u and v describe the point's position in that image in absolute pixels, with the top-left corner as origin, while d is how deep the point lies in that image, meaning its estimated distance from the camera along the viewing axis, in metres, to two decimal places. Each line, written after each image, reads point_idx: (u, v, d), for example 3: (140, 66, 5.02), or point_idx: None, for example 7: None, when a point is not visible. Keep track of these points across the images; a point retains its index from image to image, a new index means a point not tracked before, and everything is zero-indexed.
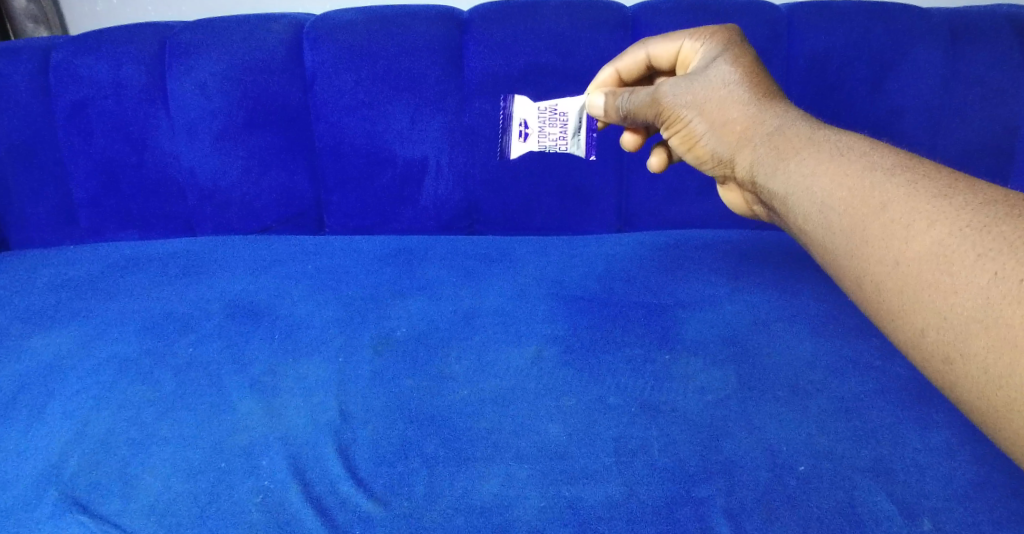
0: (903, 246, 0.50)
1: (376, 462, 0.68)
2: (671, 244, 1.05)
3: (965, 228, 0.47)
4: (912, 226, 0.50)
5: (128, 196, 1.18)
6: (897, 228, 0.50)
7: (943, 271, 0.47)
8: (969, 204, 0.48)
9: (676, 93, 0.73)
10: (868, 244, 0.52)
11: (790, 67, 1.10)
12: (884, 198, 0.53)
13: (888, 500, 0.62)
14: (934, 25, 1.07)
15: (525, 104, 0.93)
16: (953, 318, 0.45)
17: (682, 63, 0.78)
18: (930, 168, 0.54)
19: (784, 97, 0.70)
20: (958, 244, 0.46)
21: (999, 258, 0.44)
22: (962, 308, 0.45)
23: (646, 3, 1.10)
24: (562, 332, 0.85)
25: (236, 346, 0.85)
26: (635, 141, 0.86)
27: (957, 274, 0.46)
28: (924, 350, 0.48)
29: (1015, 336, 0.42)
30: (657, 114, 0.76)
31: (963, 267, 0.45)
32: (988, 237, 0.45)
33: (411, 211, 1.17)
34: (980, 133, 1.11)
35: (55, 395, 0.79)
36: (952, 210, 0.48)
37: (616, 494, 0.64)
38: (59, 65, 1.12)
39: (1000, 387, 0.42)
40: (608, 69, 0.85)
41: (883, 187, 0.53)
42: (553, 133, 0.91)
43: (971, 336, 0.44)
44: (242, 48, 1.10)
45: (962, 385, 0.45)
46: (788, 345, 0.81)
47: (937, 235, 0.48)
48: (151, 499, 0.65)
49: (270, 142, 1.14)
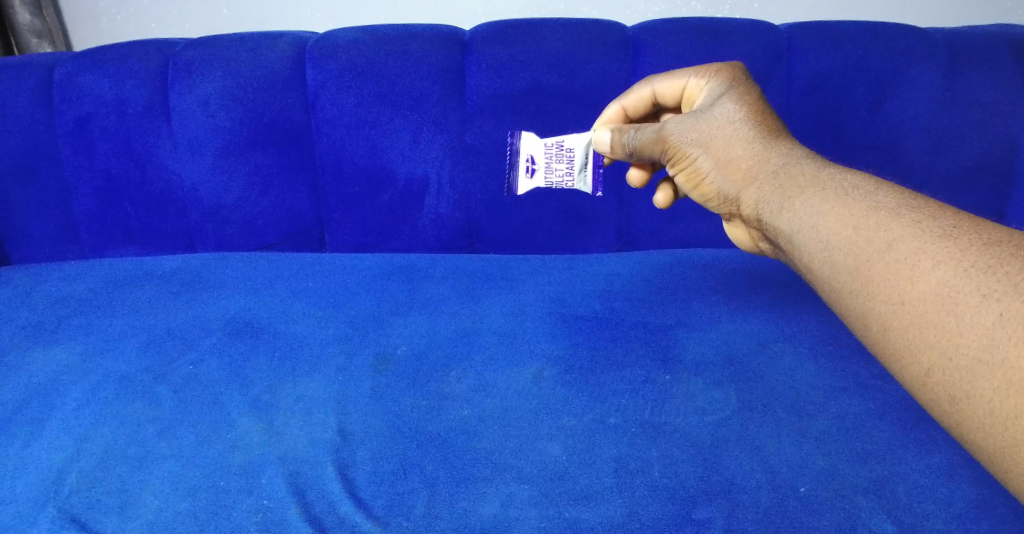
0: (907, 285, 0.51)
1: (375, 481, 0.68)
2: (671, 263, 1.05)
3: (969, 269, 0.48)
4: (916, 266, 0.51)
5: (129, 213, 1.18)
6: (903, 269, 0.52)
7: (948, 312, 0.48)
8: (973, 245, 0.50)
9: (681, 130, 0.73)
10: (873, 285, 0.53)
11: (789, 89, 1.11)
12: (889, 238, 0.54)
13: (888, 522, 0.62)
14: (932, 48, 1.08)
15: (531, 140, 0.93)
16: (959, 358, 0.47)
17: (688, 100, 0.79)
18: (933, 209, 0.55)
19: (789, 134, 0.72)
20: (963, 285, 0.48)
21: (1003, 299, 0.45)
22: (967, 349, 0.46)
23: (646, 25, 1.11)
24: (562, 352, 0.85)
25: (236, 364, 0.84)
26: (641, 177, 0.87)
27: (962, 315, 0.47)
28: (930, 389, 0.49)
29: (1019, 377, 0.43)
30: (663, 151, 0.76)
31: (968, 307, 0.47)
32: (992, 278, 0.47)
33: (412, 230, 1.18)
34: (978, 154, 1.11)
35: (54, 412, 0.78)
36: (957, 251, 0.50)
37: (616, 516, 0.64)
38: (63, 81, 1.12)
39: (1007, 428, 0.44)
40: (613, 105, 0.86)
41: (888, 227, 0.55)
42: (559, 170, 0.92)
43: (978, 377, 0.45)
44: (244, 67, 1.10)
45: (968, 425, 0.46)
46: (788, 366, 0.81)
47: (941, 276, 0.49)
48: (149, 518, 0.65)
49: (272, 159, 1.14)
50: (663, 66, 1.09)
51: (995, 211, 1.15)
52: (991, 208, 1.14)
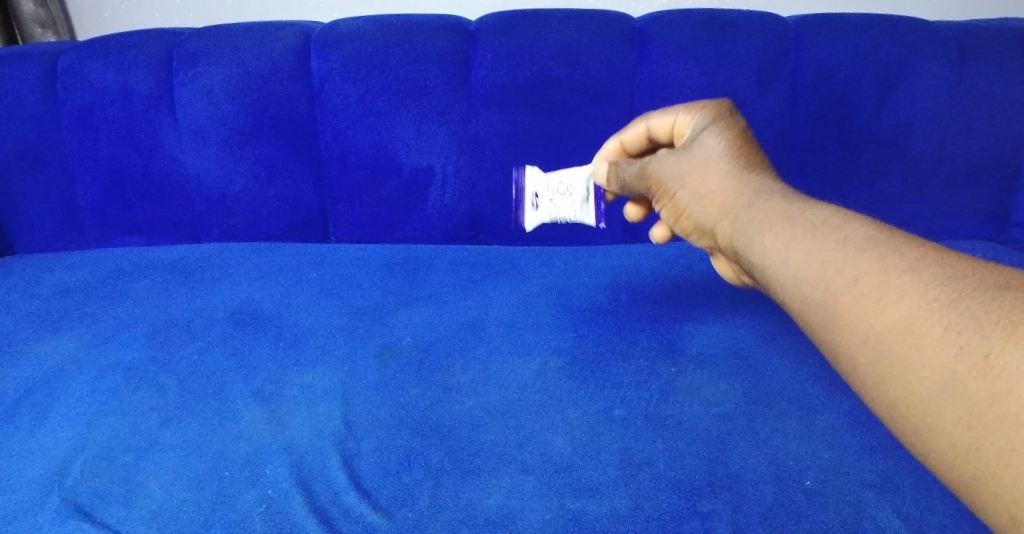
0: (872, 318, 0.48)
1: (379, 472, 0.68)
2: (676, 255, 1.04)
3: (932, 299, 0.46)
4: (878, 296, 0.49)
5: (134, 202, 1.18)
6: (865, 302, 0.50)
7: (913, 347, 0.45)
8: (937, 273, 0.47)
9: (659, 164, 0.72)
10: (832, 319, 0.50)
11: (797, 81, 1.10)
12: (852, 270, 0.50)
13: (894, 517, 0.62)
14: (941, 41, 1.08)
15: (534, 176, 0.94)
16: (921, 393, 0.44)
17: (676, 134, 0.78)
18: (899, 240, 0.51)
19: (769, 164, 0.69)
20: (924, 316, 0.46)
21: (963, 330, 0.43)
22: (929, 385, 0.44)
23: (653, 16, 1.10)
24: (567, 344, 0.85)
25: (240, 354, 0.84)
26: (640, 213, 0.86)
27: (922, 345, 0.45)
28: (895, 424, 0.47)
29: (981, 411, 0.41)
30: (645, 185, 0.75)
31: (930, 339, 0.44)
32: (957, 308, 0.44)
33: (416, 221, 1.17)
34: (985, 148, 1.11)
35: (58, 401, 0.78)
36: (918, 280, 0.48)
37: (621, 508, 0.63)
38: (66, 70, 1.12)
39: (968, 463, 0.41)
40: (614, 141, 0.86)
41: (849, 256, 0.52)
42: (561, 202, 0.93)
43: (940, 411, 0.43)
44: (247, 57, 1.10)
45: (933, 461, 0.44)
46: (795, 360, 0.81)
47: (904, 308, 0.47)
48: (153, 507, 0.65)
49: (276, 149, 1.14)
50: (669, 58, 1.08)
51: (1001, 207, 1.14)
52: (998, 202, 1.14)
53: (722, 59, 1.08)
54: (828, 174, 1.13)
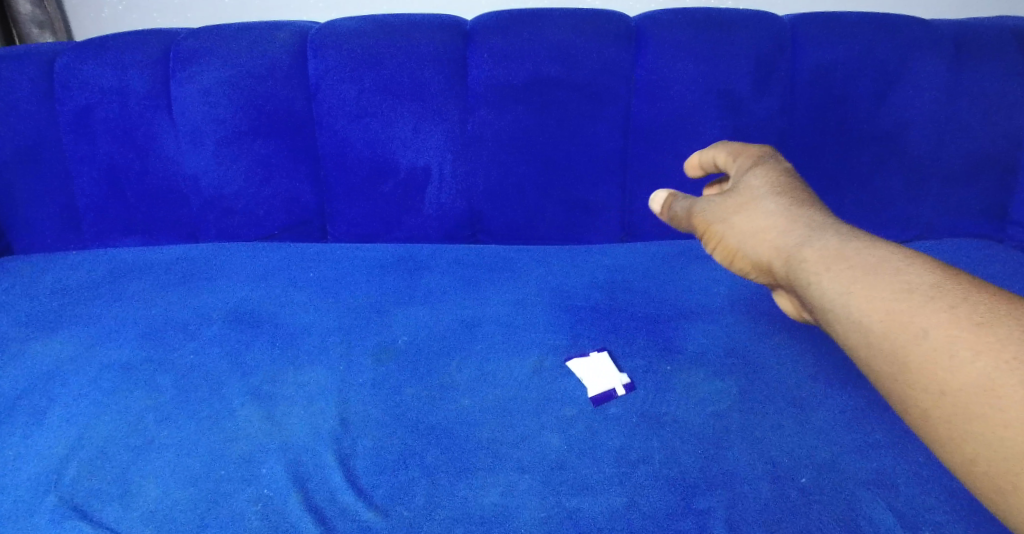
0: (947, 376, 0.54)
1: (375, 471, 0.68)
2: (673, 253, 1.04)
3: (1009, 361, 0.52)
4: (954, 355, 0.54)
5: (131, 201, 1.18)
6: (941, 360, 0.55)
7: (994, 404, 0.51)
8: (1008, 334, 0.53)
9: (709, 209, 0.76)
10: (909, 374, 0.56)
11: (794, 79, 1.10)
12: (923, 325, 0.56)
13: (890, 514, 0.62)
14: (938, 39, 1.08)
15: None
16: (1006, 451, 0.50)
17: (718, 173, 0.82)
18: (962, 295, 0.57)
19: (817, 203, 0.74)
20: (1003, 378, 0.51)
21: None
22: (1014, 442, 0.50)
23: (650, 14, 1.10)
24: (563, 342, 0.85)
25: (236, 353, 0.84)
26: None
27: (1005, 407, 0.51)
28: (976, 477, 0.52)
29: None
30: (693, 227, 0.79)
31: (1011, 402, 0.50)
32: None
33: (414, 220, 1.18)
34: (982, 146, 1.11)
35: (54, 401, 0.78)
36: (992, 342, 0.53)
37: (616, 507, 0.64)
38: (64, 70, 1.12)
39: None
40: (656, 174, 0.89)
41: (916, 312, 0.57)
42: None
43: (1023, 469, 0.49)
44: (245, 56, 1.10)
45: (1016, 513, 0.50)
46: (792, 358, 0.81)
47: (982, 368, 0.53)
48: (150, 506, 0.65)
49: (273, 148, 1.14)
50: (666, 57, 1.08)
51: (999, 205, 1.15)
52: (995, 200, 1.14)
53: (719, 58, 1.08)
54: (826, 173, 1.13)
